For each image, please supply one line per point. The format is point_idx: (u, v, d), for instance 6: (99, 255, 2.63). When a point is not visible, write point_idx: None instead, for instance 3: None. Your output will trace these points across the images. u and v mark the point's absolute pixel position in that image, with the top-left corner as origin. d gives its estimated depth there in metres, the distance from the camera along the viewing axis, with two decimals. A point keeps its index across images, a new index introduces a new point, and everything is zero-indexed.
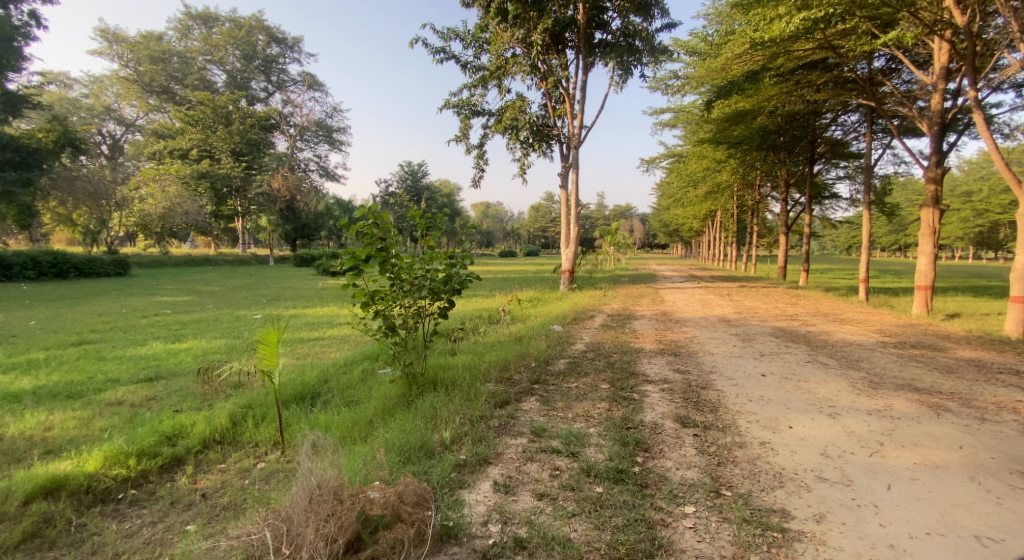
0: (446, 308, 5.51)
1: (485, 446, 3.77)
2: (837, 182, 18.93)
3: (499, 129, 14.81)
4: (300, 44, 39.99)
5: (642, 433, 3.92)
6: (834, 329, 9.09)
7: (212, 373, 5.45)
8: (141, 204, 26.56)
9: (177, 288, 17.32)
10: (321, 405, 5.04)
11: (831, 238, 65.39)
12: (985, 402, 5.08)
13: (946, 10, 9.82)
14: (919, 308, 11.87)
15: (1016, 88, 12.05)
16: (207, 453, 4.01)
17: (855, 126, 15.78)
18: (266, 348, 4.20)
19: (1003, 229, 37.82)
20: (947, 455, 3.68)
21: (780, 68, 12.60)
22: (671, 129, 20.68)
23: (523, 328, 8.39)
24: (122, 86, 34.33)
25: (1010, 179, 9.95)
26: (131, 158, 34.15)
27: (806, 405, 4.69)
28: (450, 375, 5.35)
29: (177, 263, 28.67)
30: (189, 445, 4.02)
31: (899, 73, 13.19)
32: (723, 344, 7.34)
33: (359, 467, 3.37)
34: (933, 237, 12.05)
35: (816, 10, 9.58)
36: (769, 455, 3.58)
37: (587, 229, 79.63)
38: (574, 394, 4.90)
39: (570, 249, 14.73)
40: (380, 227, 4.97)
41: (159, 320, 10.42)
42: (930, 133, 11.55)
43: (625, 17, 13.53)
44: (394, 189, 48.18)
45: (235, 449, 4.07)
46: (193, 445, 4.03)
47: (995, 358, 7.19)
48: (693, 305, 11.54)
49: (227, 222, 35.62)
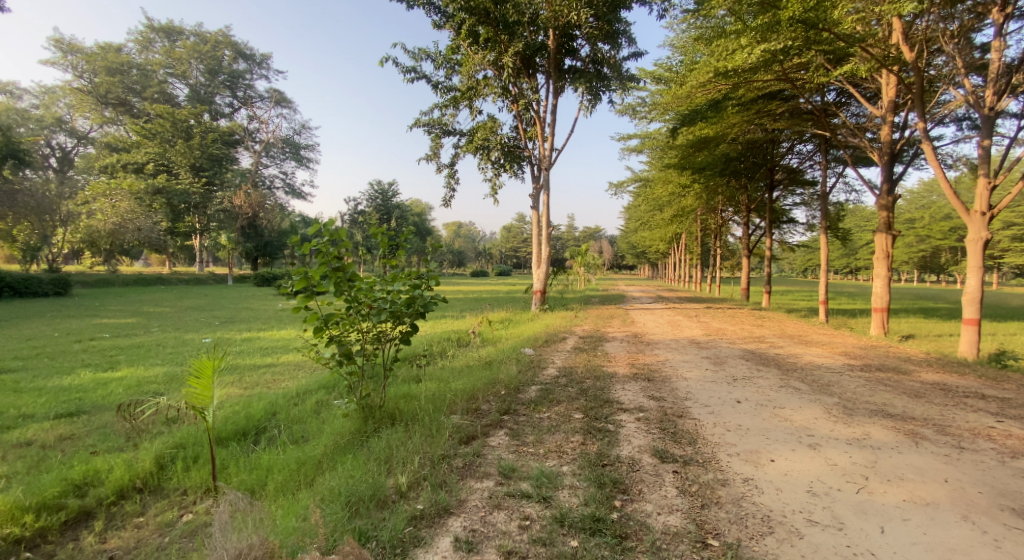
0: (409, 333, 5.15)
1: (447, 492, 3.42)
2: (795, 208, 19.41)
3: (470, 149, 14.64)
4: (268, 60, 39.40)
5: (619, 471, 3.65)
6: (802, 352, 9.04)
7: (134, 410, 4.94)
8: (89, 219, 25.10)
9: (122, 310, 16.23)
10: (265, 443, 4.70)
11: (790, 260, 67.57)
12: (959, 429, 4.99)
13: (894, 47, 10.15)
14: (876, 329, 12.06)
15: (958, 122, 12.54)
16: (123, 504, 3.63)
17: (810, 155, 16.27)
18: (198, 382, 3.91)
19: (945, 253, 39.84)
20: (935, 490, 3.53)
21: (742, 99, 12.76)
22: (638, 154, 20.91)
23: (493, 351, 8.06)
24: (76, 97, 32.66)
25: (958, 207, 10.27)
26: (81, 171, 32.48)
27: (785, 435, 4.51)
28: (412, 406, 4.98)
29: (126, 283, 27.27)
30: (101, 495, 3.63)
31: (850, 105, 13.61)
32: (696, 368, 7.16)
33: (296, 529, 3.00)
34: (887, 261, 12.33)
35: (776, 42, 9.74)
36: (753, 495, 3.37)
37: (557, 251, 80.07)
38: (546, 426, 4.59)
39: (541, 270, 14.53)
40: (336, 245, 4.64)
41: (95, 346, 9.60)
42: (881, 163, 11.87)
43: (593, 44, 13.62)
44: (363, 207, 47.42)
45: (158, 500, 3.68)
46: (107, 495, 3.64)
47: (958, 381, 7.21)
48: (663, 327, 11.45)
49: (183, 239, 34.28)
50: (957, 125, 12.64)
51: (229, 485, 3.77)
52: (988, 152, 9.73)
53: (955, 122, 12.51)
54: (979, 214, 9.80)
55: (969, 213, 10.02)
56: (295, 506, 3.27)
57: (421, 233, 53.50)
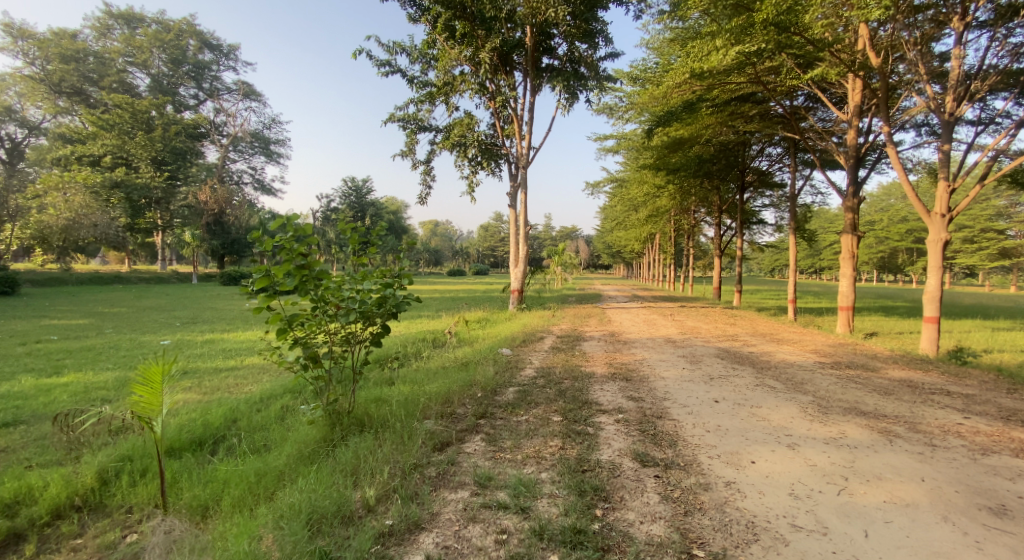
0: (380, 334, 4.95)
1: (418, 504, 3.24)
2: (764, 209, 19.73)
3: (446, 146, 14.44)
4: (236, 52, 38.33)
5: (600, 477, 3.55)
6: (774, 350, 9.13)
7: (75, 420, 4.84)
8: (39, 214, 23.87)
9: (75, 310, 15.41)
10: (224, 453, 4.64)
11: (758, 260, 69.16)
12: (929, 426, 5.02)
13: (860, 53, 10.25)
14: (842, 327, 12.30)
15: (917, 128, 12.89)
16: (59, 525, 3.69)
17: (779, 159, 16.58)
18: (145, 390, 3.76)
19: (902, 254, 41.46)
20: (913, 489, 3.51)
21: (716, 101, 12.83)
22: (614, 154, 20.95)
23: (469, 351, 7.88)
24: (27, 86, 30.55)
25: (920, 209, 10.50)
26: (33, 163, 30.85)
27: (763, 435, 4.47)
28: (383, 412, 4.79)
29: (80, 282, 26.10)
30: (35, 515, 3.68)
31: (817, 110, 13.82)
32: (672, 367, 7.11)
33: (248, 553, 2.84)
34: (852, 261, 12.56)
35: (750, 44, 9.79)
36: (737, 500, 3.31)
37: (534, 250, 80.26)
38: (524, 430, 4.44)
39: (518, 269, 14.39)
40: (302, 241, 4.44)
41: (42, 351, 9.06)
42: (847, 166, 12.07)
43: (571, 43, 13.58)
44: (336, 204, 46.52)
45: (98, 518, 3.75)
46: (41, 514, 3.69)
47: (924, 378, 7.34)
48: (639, 326, 11.45)
49: (144, 236, 33.04)
50: (917, 130, 12.98)
51: (176, 502, 3.79)
52: (948, 156, 9.98)
53: (915, 128, 12.84)
54: (939, 216, 10.04)
55: (930, 215, 10.26)
56: (251, 525, 3.10)
57: (395, 232, 52.94)
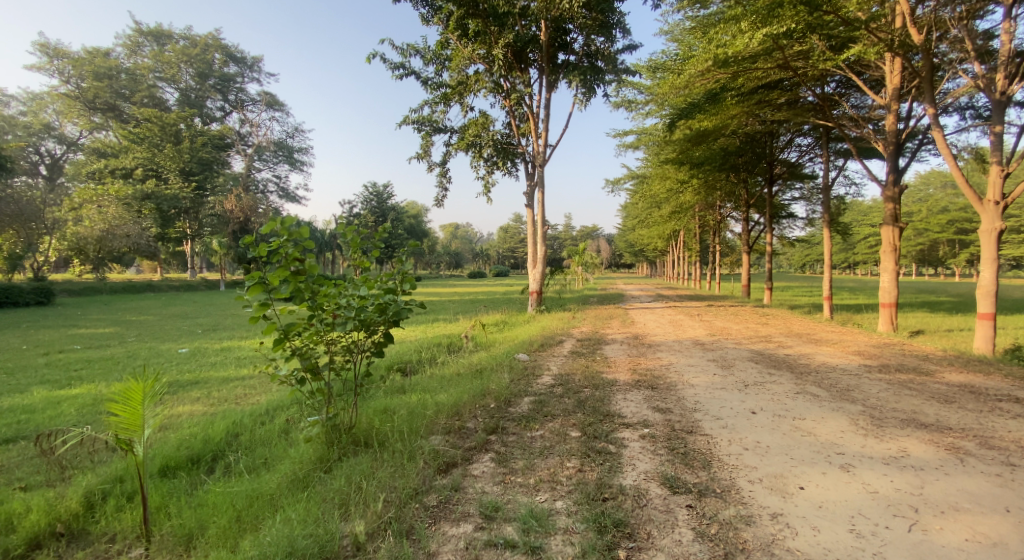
0: (382, 343, 4.57)
1: (413, 542, 2.86)
2: (794, 203, 18.84)
3: (461, 147, 14.11)
4: (259, 63, 38.88)
5: (623, 508, 3.11)
6: (813, 352, 8.44)
7: (64, 439, 4.54)
8: (75, 226, 24.63)
9: (102, 319, 15.64)
10: (221, 472, 4.32)
11: (788, 256, 67.21)
12: (1004, 441, 4.39)
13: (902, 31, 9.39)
14: (884, 325, 11.47)
15: (961, 111, 12.01)
16: (37, 555, 3.38)
17: (810, 149, 15.77)
18: (125, 409, 3.44)
19: (942, 246, 39.50)
20: (1000, 525, 3.00)
21: (741, 89, 12.13)
22: (634, 149, 20.38)
23: (484, 357, 7.46)
24: (64, 103, 31.89)
25: (971, 197, 9.67)
26: (70, 178, 31.81)
27: (811, 453, 3.94)
28: (386, 426, 4.42)
29: (114, 290, 26.70)
30: (11, 545, 3.38)
31: (851, 95, 13.03)
32: (702, 373, 6.59)
33: None
34: (894, 255, 11.73)
35: (779, 26, 9.12)
36: (788, 538, 2.85)
37: (557, 251, 79.78)
38: (537, 448, 4.01)
39: (537, 270, 13.96)
40: (298, 245, 4.11)
41: (59, 362, 9.02)
42: (886, 153, 11.24)
43: (587, 36, 13.09)
44: (359, 210, 46.80)
45: (77, 549, 3.42)
46: (19, 543, 3.39)
47: (985, 382, 6.60)
48: (665, 327, 10.88)
49: (175, 245, 33.71)
50: (961, 113, 12.09)
51: (159, 532, 3.45)
52: (1000, 139, 9.14)
53: (958, 112, 11.98)
54: (992, 205, 9.22)
55: (983, 203, 9.42)
56: None
57: (416, 236, 53.04)
